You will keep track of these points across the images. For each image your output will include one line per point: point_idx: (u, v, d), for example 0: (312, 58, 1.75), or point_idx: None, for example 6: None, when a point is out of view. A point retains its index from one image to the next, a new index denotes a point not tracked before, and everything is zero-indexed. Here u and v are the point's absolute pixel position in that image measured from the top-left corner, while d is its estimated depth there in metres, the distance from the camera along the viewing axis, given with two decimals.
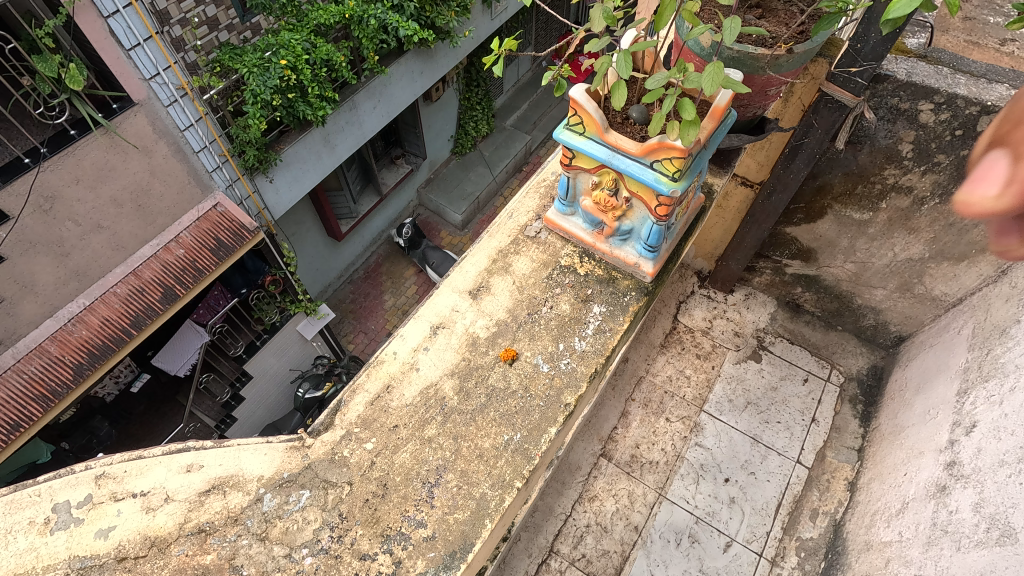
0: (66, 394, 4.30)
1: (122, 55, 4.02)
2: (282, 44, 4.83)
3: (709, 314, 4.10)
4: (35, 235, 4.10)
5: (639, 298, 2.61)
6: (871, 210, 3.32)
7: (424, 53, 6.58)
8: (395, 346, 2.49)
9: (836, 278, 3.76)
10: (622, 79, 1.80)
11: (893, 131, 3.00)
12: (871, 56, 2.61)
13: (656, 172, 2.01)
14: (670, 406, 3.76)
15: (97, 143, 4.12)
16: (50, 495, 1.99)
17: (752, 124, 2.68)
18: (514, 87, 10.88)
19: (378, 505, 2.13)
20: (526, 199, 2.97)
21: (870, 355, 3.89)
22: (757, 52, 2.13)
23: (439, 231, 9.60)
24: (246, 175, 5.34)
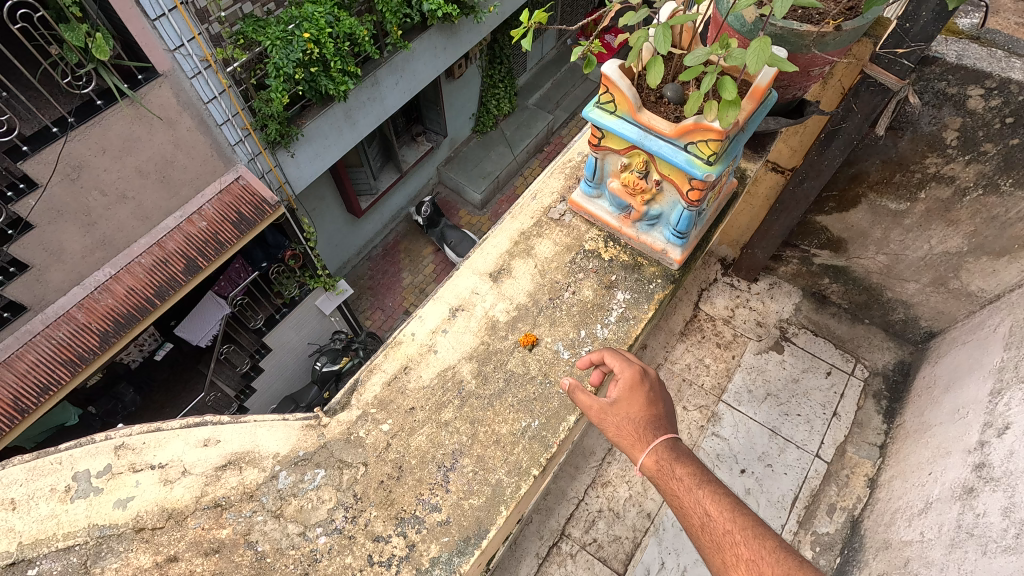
0: (93, 360, 4.40)
1: (146, 26, 3.97)
2: (305, 17, 4.79)
3: (731, 302, 4.00)
4: (62, 204, 4.14)
5: (665, 286, 2.54)
6: (909, 200, 3.17)
7: (448, 28, 6.45)
8: (413, 327, 2.47)
9: (867, 270, 3.64)
10: (658, 55, 1.71)
11: (937, 117, 2.85)
12: (920, 37, 2.45)
13: (690, 155, 1.93)
14: (688, 394, 3.71)
15: (123, 114, 4.12)
16: (71, 464, 2.01)
17: (790, 108, 2.56)
18: (538, 65, 10.66)
19: (392, 488, 2.12)
20: (550, 180, 2.90)
21: (898, 350, 3.77)
22: (802, 29, 2.02)
23: (458, 210, 9.56)
24: (268, 149, 5.33)
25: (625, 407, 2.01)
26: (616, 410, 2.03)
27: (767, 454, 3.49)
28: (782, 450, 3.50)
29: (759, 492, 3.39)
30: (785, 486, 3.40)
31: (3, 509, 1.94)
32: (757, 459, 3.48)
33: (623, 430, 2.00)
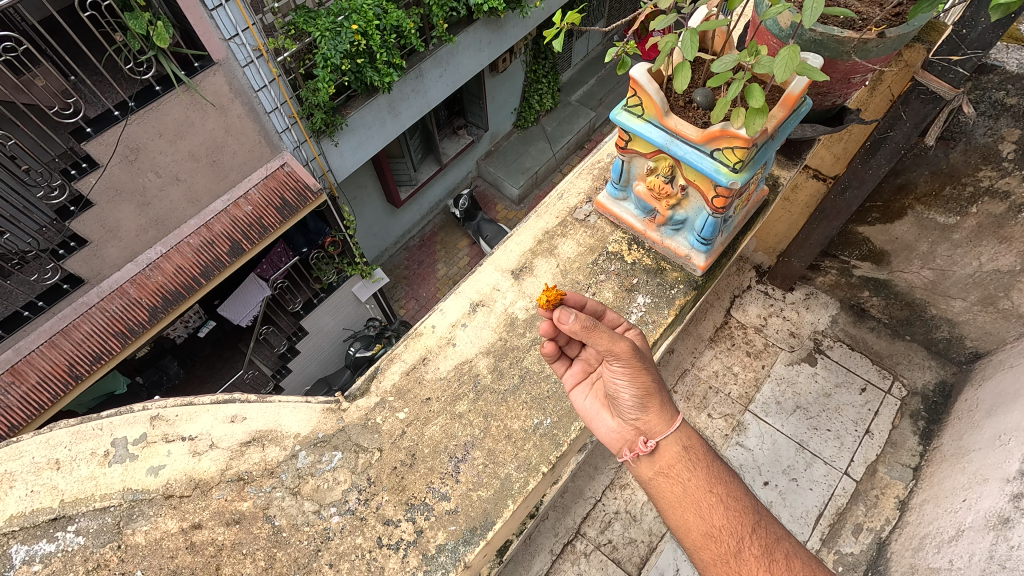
0: (142, 333, 4.63)
1: (204, 15, 4.11)
2: (355, 9, 4.83)
3: (764, 311, 3.92)
4: (120, 184, 4.33)
5: (687, 292, 2.52)
6: (958, 214, 3.05)
7: (493, 22, 6.48)
8: (434, 319, 2.53)
9: (910, 285, 3.50)
10: (687, 59, 1.69)
11: (993, 128, 2.76)
12: (977, 44, 2.35)
13: (716, 162, 1.91)
14: (714, 402, 3.66)
15: (180, 100, 4.31)
16: (110, 430, 2.15)
17: (829, 115, 2.49)
18: (582, 61, 10.62)
19: (405, 474, 2.18)
20: (578, 179, 2.91)
21: (940, 369, 3.59)
22: (842, 36, 1.97)
23: (495, 204, 9.60)
24: (313, 137, 5.49)
25: (651, 358, 1.99)
26: (648, 361, 1.96)
27: (792, 467, 3.41)
28: (808, 465, 3.41)
29: (782, 507, 3.31)
30: (809, 501, 3.31)
31: (48, 468, 2.07)
32: (782, 472, 3.41)
33: (657, 385, 1.93)
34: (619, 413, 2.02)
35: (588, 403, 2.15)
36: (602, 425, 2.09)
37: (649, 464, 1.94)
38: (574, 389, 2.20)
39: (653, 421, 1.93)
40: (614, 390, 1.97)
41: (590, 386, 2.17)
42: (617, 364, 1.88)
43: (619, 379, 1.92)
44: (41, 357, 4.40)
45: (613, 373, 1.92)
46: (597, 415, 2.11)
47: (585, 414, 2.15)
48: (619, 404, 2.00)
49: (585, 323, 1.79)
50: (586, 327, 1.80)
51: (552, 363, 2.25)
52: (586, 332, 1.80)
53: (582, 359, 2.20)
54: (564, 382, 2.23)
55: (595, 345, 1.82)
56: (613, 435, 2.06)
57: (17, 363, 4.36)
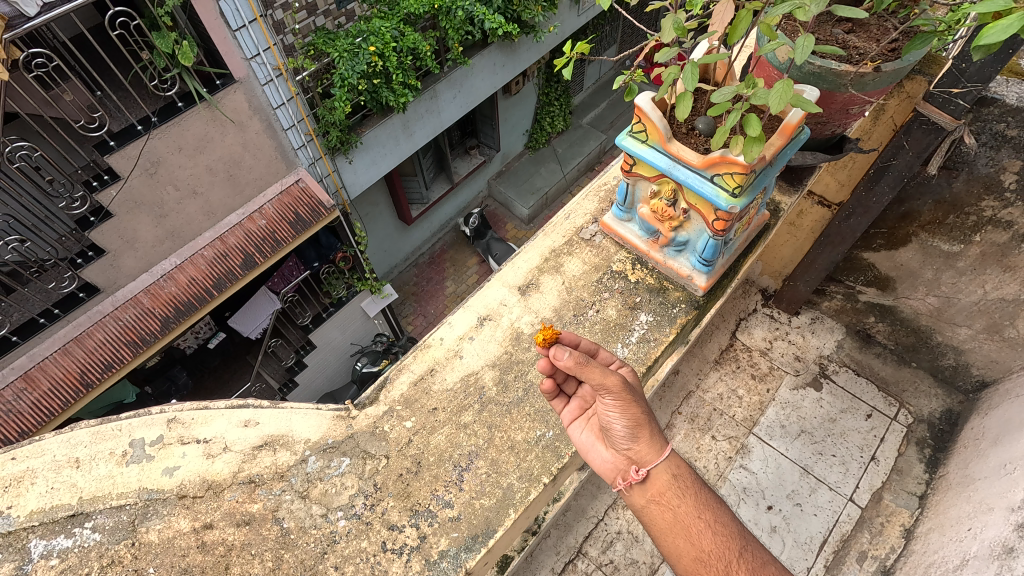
0: (153, 342, 4.74)
1: (228, 35, 4.29)
2: (373, 31, 5.04)
3: (769, 334, 3.95)
4: (139, 197, 4.45)
5: (688, 311, 2.57)
6: (962, 242, 3.09)
7: (508, 46, 6.66)
8: (442, 332, 2.61)
9: (916, 311, 3.53)
10: (689, 89, 1.78)
11: (995, 159, 2.82)
12: (977, 77, 2.47)
13: (715, 187, 1.98)
14: (717, 424, 3.67)
15: (200, 116, 4.44)
16: (129, 431, 2.22)
17: (829, 143, 2.58)
18: (594, 85, 10.84)
19: (411, 481, 2.23)
20: (585, 201, 2.99)
21: (946, 398, 3.58)
22: (840, 69, 2.12)
23: (505, 223, 9.72)
24: (328, 155, 5.65)
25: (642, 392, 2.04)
26: (639, 395, 2.01)
27: (797, 493, 3.41)
28: (813, 490, 3.41)
29: (785, 532, 3.30)
30: (813, 528, 3.30)
31: (67, 466, 2.13)
32: (786, 497, 3.40)
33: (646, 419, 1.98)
34: (613, 444, 2.05)
35: (584, 437, 2.17)
36: (597, 457, 2.11)
37: (641, 491, 1.96)
38: (571, 424, 2.22)
39: (644, 451, 1.96)
40: (606, 422, 2.01)
41: (586, 421, 2.20)
42: (608, 397, 1.94)
43: (611, 411, 1.96)
44: (54, 364, 4.50)
45: (604, 405, 1.97)
46: (593, 447, 2.13)
47: (582, 448, 2.17)
48: (612, 435, 2.03)
49: (579, 359, 1.86)
50: (580, 363, 1.87)
51: (550, 399, 2.28)
52: (580, 367, 1.87)
53: (578, 396, 2.23)
54: (562, 417, 2.26)
55: (588, 379, 1.89)
56: (608, 466, 2.07)
57: (31, 369, 4.46)
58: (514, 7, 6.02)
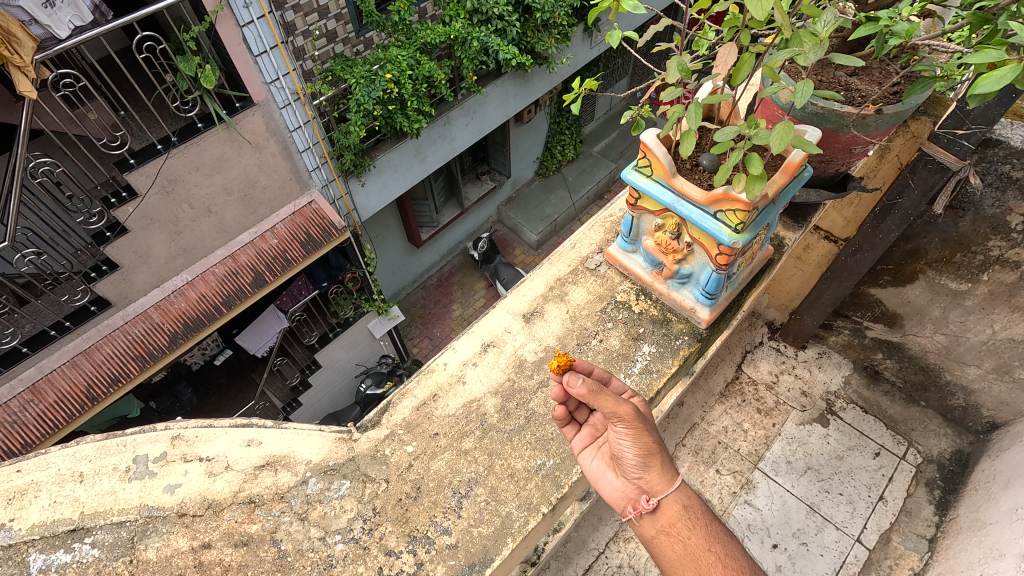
0: (159, 358, 4.78)
1: (249, 60, 4.44)
2: (390, 59, 5.18)
3: (776, 368, 3.92)
4: (155, 214, 4.55)
5: (691, 343, 2.58)
6: (970, 281, 3.09)
7: (521, 76, 6.82)
8: (446, 357, 2.63)
9: (924, 349, 3.50)
10: (693, 127, 1.83)
11: (1001, 200, 2.84)
12: (980, 120, 2.43)
13: (719, 222, 2.02)
14: (722, 457, 3.62)
15: (219, 137, 4.56)
16: (133, 447, 2.24)
17: (833, 181, 2.62)
18: (605, 115, 11.01)
19: (409, 506, 2.23)
20: (591, 231, 3.03)
21: (956, 438, 3.53)
22: (842, 110, 2.18)
23: (513, 248, 9.80)
24: (341, 177, 5.76)
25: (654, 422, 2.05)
26: (651, 424, 2.02)
27: (803, 531, 3.33)
28: (819, 530, 3.33)
29: (791, 572, 3.22)
30: (819, 568, 3.21)
31: (71, 480, 2.14)
32: (792, 535, 3.32)
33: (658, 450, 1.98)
34: (623, 472, 2.03)
35: (594, 464, 2.16)
36: (608, 486, 2.09)
37: (651, 521, 1.95)
38: (581, 452, 2.21)
39: (655, 481, 1.95)
40: (617, 450, 2.01)
41: (597, 448, 2.19)
42: (620, 426, 1.95)
43: (623, 440, 1.97)
44: (61, 377, 4.54)
45: (615, 433, 1.98)
46: (603, 475, 2.12)
47: (592, 476, 2.15)
48: (622, 463, 2.02)
49: (591, 388, 1.90)
50: (592, 391, 1.90)
51: (560, 426, 2.27)
52: (592, 396, 1.90)
53: (589, 424, 2.22)
54: (572, 445, 2.25)
55: (600, 408, 1.92)
56: (618, 495, 2.05)
57: (38, 381, 4.49)
58: (528, 39, 6.15)
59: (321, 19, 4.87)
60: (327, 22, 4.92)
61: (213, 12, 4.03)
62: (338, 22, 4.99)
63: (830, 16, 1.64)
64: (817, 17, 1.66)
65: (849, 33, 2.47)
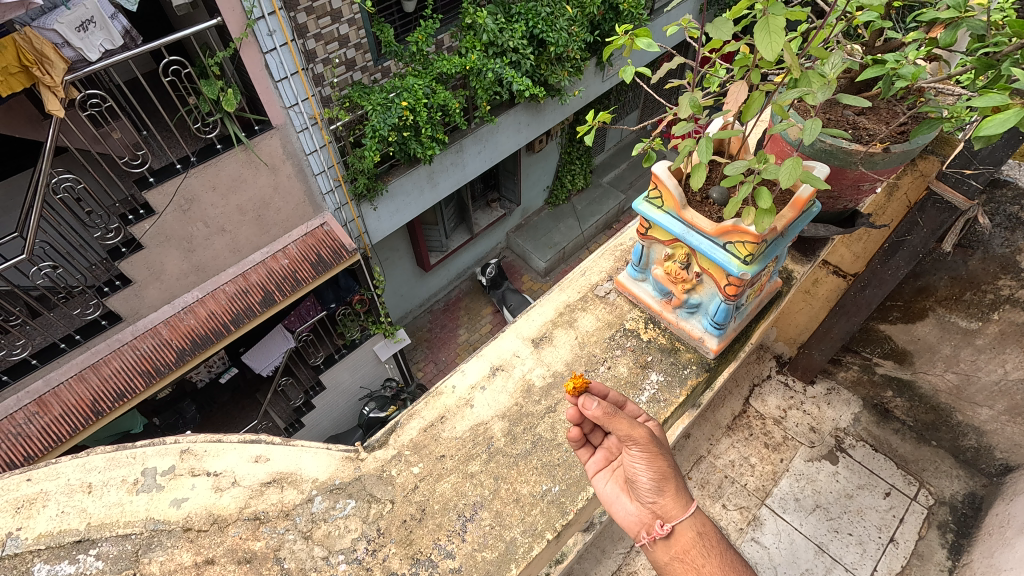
0: (166, 374, 4.81)
1: (270, 85, 4.59)
2: (406, 88, 5.30)
3: (784, 402, 3.88)
4: (170, 231, 4.63)
5: (699, 373, 2.59)
6: (981, 320, 3.08)
7: (533, 106, 6.97)
8: (455, 380, 2.64)
9: (934, 388, 3.47)
10: (703, 160, 1.88)
11: (1010, 239, 2.85)
12: (988, 159, 2.50)
13: (728, 253, 2.05)
14: (729, 492, 3.57)
15: (236, 158, 4.67)
16: (142, 460, 2.25)
17: (841, 217, 2.65)
18: (615, 146, 11.18)
19: (413, 528, 2.22)
20: (601, 259, 3.07)
21: (969, 480, 3.46)
22: (850, 147, 2.23)
23: (521, 275, 9.85)
24: (354, 200, 5.88)
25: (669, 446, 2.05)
26: (665, 448, 2.03)
27: (811, 572, 3.23)
28: (828, 570, 3.23)
29: None
30: None
31: (79, 491, 2.15)
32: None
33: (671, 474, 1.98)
34: (638, 496, 2.02)
35: (608, 488, 2.15)
36: (622, 510, 2.08)
37: (665, 548, 1.93)
38: (595, 475, 2.20)
39: (670, 506, 1.94)
40: (632, 473, 2.01)
41: (611, 472, 2.17)
42: (634, 449, 1.96)
43: (638, 464, 1.98)
44: (68, 390, 4.56)
45: (629, 457, 1.99)
46: (617, 499, 2.11)
47: (605, 499, 2.14)
48: (636, 487, 2.01)
49: (607, 410, 1.92)
50: (608, 414, 1.92)
51: (575, 449, 2.27)
52: (607, 419, 1.92)
53: (604, 447, 2.22)
54: (587, 468, 2.24)
55: (615, 430, 1.93)
56: (632, 520, 2.04)
57: (45, 394, 4.51)
58: (541, 71, 6.30)
59: (341, 48, 5.05)
60: (347, 51, 5.11)
61: (238, 39, 4.18)
62: (357, 51, 5.19)
63: (839, 58, 1.72)
64: (825, 60, 1.74)
65: (857, 74, 2.52)
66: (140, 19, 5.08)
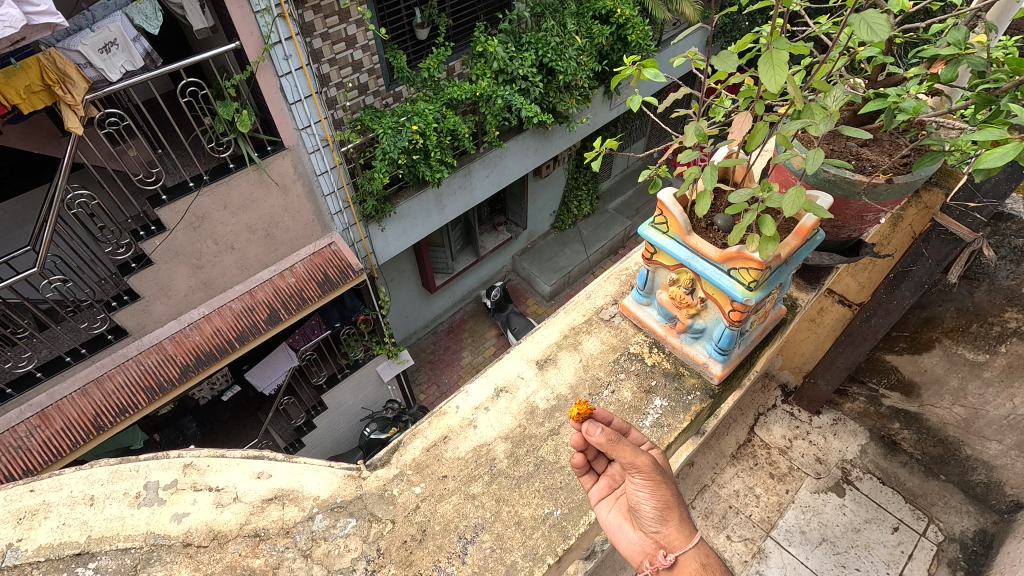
0: (169, 390, 4.82)
1: (284, 107, 4.70)
2: (417, 112, 5.40)
3: (789, 432, 3.84)
4: (180, 248, 4.69)
5: (703, 399, 2.58)
6: (988, 352, 3.07)
7: (541, 133, 7.09)
8: (459, 400, 2.64)
9: (942, 421, 3.43)
10: (708, 188, 1.92)
11: (1015, 272, 2.86)
12: (991, 193, 2.49)
13: (732, 279, 2.07)
14: (734, 523, 3.51)
15: (249, 177, 4.75)
16: (145, 473, 2.26)
17: (846, 246, 2.67)
18: (621, 173, 11.30)
19: (413, 549, 2.20)
20: (606, 283, 3.09)
21: (979, 517, 3.39)
22: (853, 178, 2.27)
23: (526, 298, 9.86)
24: (362, 222, 5.95)
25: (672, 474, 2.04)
26: (669, 477, 2.02)
27: None
28: None
29: None
30: None
31: (82, 503, 2.15)
32: None
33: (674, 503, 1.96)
34: (641, 525, 2.01)
35: (611, 517, 2.13)
36: (625, 539, 2.05)
37: None
38: (598, 503, 2.18)
39: (673, 536, 1.93)
40: (635, 502, 2.00)
41: (614, 500, 2.15)
42: (638, 476, 1.95)
43: (641, 492, 1.96)
44: (71, 404, 4.57)
45: (632, 485, 1.98)
46: (620, 528, 2.08)
47: (608, 528, 2.11)
48: (639, 515, 2.00)
49: (610, 437, 1.91)
50: (612, 441, 1.91)
51: (579, 475, 2.24)
52: (611, 445, 1.92)
53: (607, 474, 2.20)
54: (589, 495, 2.22)
55: (619, 458, 1.93)
56: (635, 549, 2.02)
57: (47, 407, 4.51)
58: (550, 98, 6.41)
59: (354, 74, 5.22)
60: (360, 76, 5.27)
61: (255, 63, 4.30)
62: (370, 76, 5.35)
63: (840, 91, 1.75)
64: (828, 92, 1.77)
65: (859, 108, 2.56)
66: (161, 43, 5.25)
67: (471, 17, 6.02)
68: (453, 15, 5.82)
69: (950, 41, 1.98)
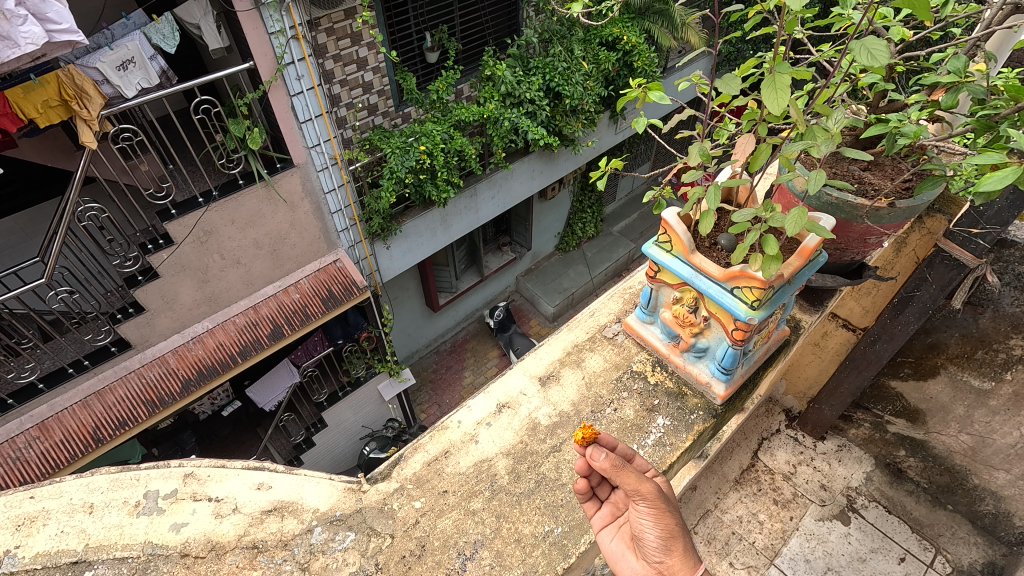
0: (170, 404, 4.82)
1: (295, 126, 4.79)
2: (425, 133, 5.47)
3: (793, 458, 3.77)
4: (187, 262, 4.72)
5: (706, 418, 2.57)
6: (994, 379, 3.09)
7: (547, 155, 7.18)
8: (461, 415, 2.64)
9: (949, 449, 3.43)
10: (712, 208, 1.94)
11: (1019, 298, 2.91)
12: (995, 220, 2.50)
13: (735, 298, 2.09)
14: (736, 550, 3.45)
15: (257, 194, 4.81)
16: (145, 482, 2.25)
17: (848, 269, 2.69)
18: (626, 196, 11.38)
19: (412, 564, 2.18)
20: (610, 301, 3.10)
21: (989, 549, 3.27)
22: (855, 202, 2.31)
23: (529, 319, 9.88)
24: (367, 239, 6.00)
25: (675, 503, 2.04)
26: (672, 505, 2.01)
27: None
28: None
29: None
30: None
31: (81, 510, 2.15)
32: None
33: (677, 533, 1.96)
34: (644, 555, 2.00)
35: (614, 545, 2.09)
36: (627, 567, 2.03)
37: None
38: (601, 531, 2.14)
39: (676, 565, 1.92)
40: (638, 531, 1.99)
41: (617, 528, 2.11)
42: (642, 504, 1.95)
43: (644, 521, 1.96)
44: (71, 415, 4.56)
45: (636, 513, 1.97)
46: (622, 556, 2.05)
47: (611, 557, 2.08)
48: (643, 545, 1.99)
49: (615, 463, 1.91)
50: (615, 467, 1.90)
51: (581, 501, 2.20)
52: (615, 471, 1.91)
53: (610, 501, 2.16)
54: (592, 522, 2.17)
55: (623, 484, 1.92)
56: None
57: (48, 419, 4.50)
58: (557, 122, 6.49)
59: (364, 95, 5.31)
60: (370, 97, 5.37)
61: (267, 83, 4.39)
62: (380, 97, 5.44)
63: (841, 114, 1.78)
64: (829, 116, 1.80)
65: (861, 133, 2.60)
66: (177, 61, 5.38)
67: (481, 41, 6.13)
68: (462, 40, 5.95)
69: (951, 69, 2.01)
